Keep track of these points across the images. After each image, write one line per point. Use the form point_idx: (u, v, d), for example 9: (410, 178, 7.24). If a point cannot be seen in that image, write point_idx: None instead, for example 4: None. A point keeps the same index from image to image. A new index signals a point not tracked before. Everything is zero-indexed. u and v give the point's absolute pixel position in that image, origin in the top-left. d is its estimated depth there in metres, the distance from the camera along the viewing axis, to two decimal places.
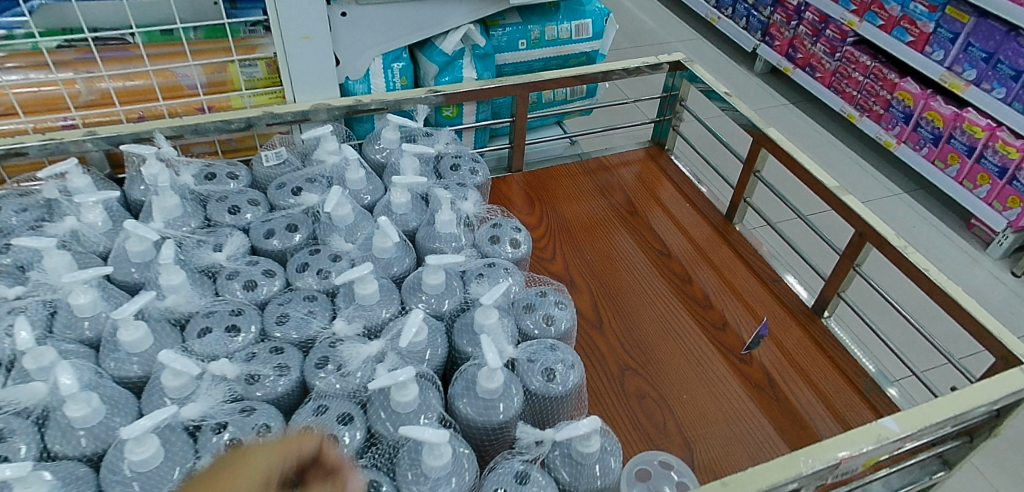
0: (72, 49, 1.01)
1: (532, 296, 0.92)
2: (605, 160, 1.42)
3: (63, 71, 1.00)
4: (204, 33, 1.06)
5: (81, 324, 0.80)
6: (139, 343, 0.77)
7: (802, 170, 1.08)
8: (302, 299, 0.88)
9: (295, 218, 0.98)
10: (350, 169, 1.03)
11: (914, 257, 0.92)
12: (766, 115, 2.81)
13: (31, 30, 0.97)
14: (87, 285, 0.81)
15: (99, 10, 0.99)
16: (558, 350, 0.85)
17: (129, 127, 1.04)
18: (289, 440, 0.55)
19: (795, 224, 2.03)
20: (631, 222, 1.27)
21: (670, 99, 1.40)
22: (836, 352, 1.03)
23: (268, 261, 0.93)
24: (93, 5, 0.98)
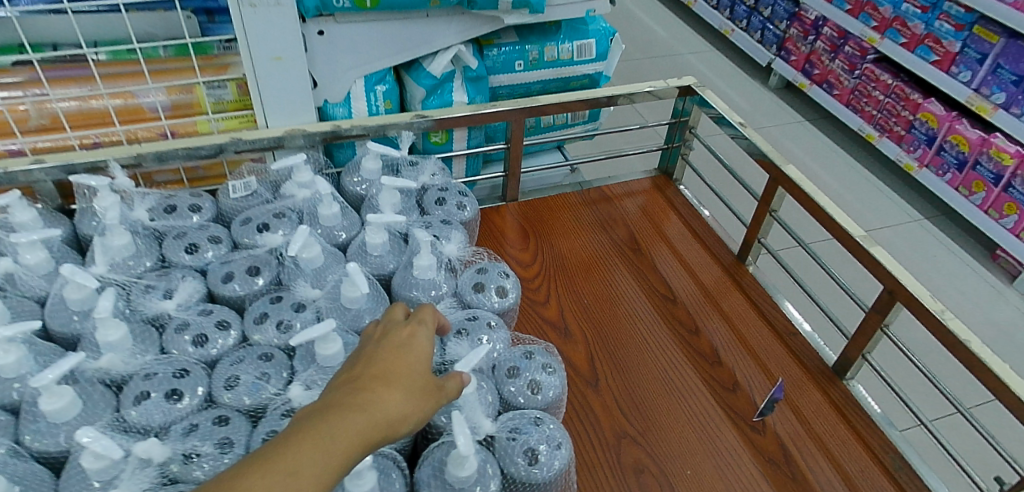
0: (25, 67, 0.92)
1: (518, 357, 0.82)
2: (607, 190, 1.32)
3: (8, 91, 0.91)
4: (172, 51, 0.96)
5: (6, 386, 0.71)
6: (63, 412, 0.69)
7: (825, 214, 0.97)
8: (256, 358, 0.78)
9: (258, 259, 0.88)
10: (322, 204, 0.93)
11: (953, 324, 0.80)
12: (781, 132, 2.69)
13: None
14: (12, 343, 0.71)
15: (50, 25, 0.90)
16: (543, 425, 0.74)
17: (82, 154, 0.95)
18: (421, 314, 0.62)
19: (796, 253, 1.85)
20: (634, 261, 1.16)
21: (680, 125, 1.29)
22: (860, 421, 0.92)
23: (223, 310, 0.84)
24: (41, 23, 0.89)
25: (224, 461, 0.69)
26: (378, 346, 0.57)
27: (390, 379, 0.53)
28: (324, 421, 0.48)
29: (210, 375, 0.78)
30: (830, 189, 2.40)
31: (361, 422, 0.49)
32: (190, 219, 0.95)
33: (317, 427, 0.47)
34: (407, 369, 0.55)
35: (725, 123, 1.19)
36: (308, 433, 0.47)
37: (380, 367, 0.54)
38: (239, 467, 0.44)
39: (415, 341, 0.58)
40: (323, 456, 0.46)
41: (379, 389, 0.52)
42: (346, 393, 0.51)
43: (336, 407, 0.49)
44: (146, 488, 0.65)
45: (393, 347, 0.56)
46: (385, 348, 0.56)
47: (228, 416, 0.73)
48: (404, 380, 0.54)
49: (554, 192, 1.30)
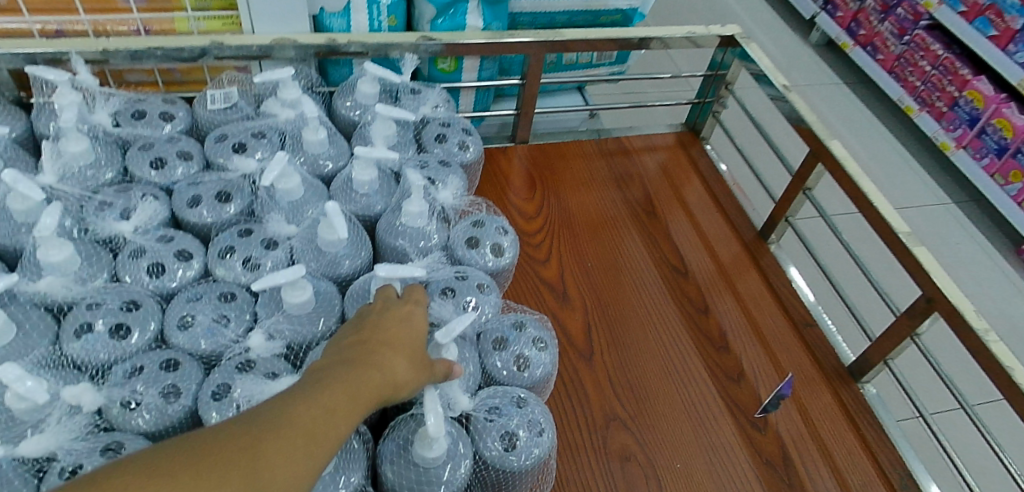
0: None
1: (507, 326, 0.73)
2: (626, 142, 1.20)
3: None
4: None
5: None
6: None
7: (866, 201, 0.87)
8: (215, 296, 0.68)
9: (230, 184, 0.78)
10: (307, 129, 0.83)
11: (996, 346, 0.71)
12: (815, 94, 2.53)
13: None
14: None
15: None
16: (526, 407, 0.67)
17: (40, 42, 0.83)
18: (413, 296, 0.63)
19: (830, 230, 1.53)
20: (646, 226, 1.07)
21: (716, 79, 1.16)
22: (870, 431, 0.85)
23: (186, 238, 0.73)
24: None
25: (168, 412, 0.60)
26: (379, 317, 0.57)
27: (396, 348, 0.54)
28: (339, 381, 0.48)
29: (164, 310, 0.68)
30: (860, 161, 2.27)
31: (372, 388, 0.50)
32: (160, 129, 0.84)
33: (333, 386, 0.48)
34: (407, 336, 0.56)
35: (765, 83, 1.06)
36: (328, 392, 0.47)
37: (386, 335, 0.55)
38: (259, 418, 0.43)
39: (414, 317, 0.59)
40: (342, 414, 0.46)
41: (387, 357, 0.53)
42: (356, 356, 0.52)
43: (347, 370, 0.50)
44: (79, 435, 0.57)
45: (394, 319, 0.57)
46: (387, 319, 0.57)
47: (177, 359, 0.63)
48: (409, 353, 0.55)
49: (569, 138, 1.19)
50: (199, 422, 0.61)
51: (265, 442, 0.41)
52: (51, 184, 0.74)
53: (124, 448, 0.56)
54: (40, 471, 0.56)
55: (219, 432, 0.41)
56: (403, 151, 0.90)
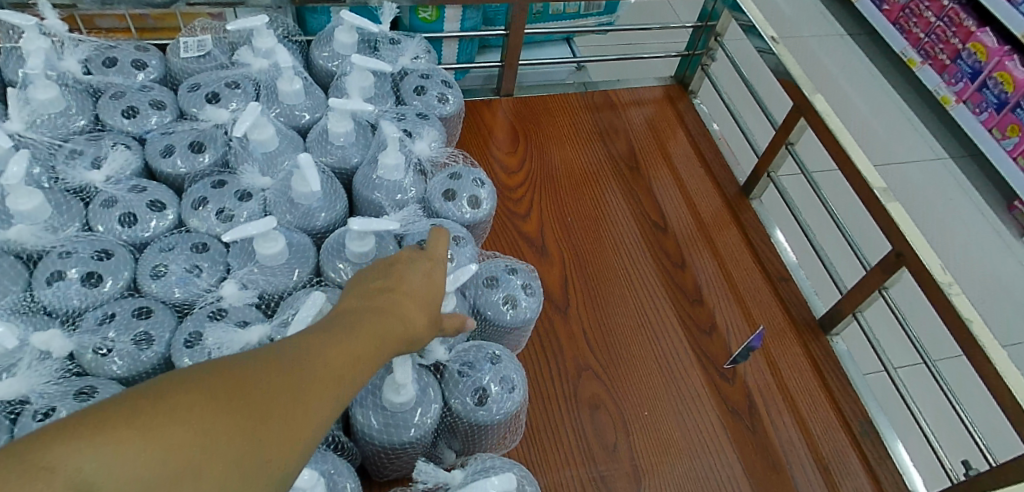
0: None
1: (500, 270, 0.75)
2: (614, 95, 1.19)
3: None
4: None
5: None
6: None
7: (845, 157, 0.86)
8: (187, 247, 0.69)
9: (203, 135, 0.78)
10: (282, 79, 0.82)
11: (959, 301, 0.72)
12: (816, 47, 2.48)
13: None
14: None
15: None
16: (501, 366, 0.67)
17: None
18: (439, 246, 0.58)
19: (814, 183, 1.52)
20: (628, 179, 1.06)
21: (706, 31, 1.14)
22: (836, 381, 0.86)
23: (159, 188, 0.73)
24: None
25: (141, 359, 0.61)
26: (404, 267, 0.54)
27: (414, 306, 0.52)
28: (355, 333, 0.46)
29: (137, 260, 0.68)
30: (858, 117, 2.24)
31: (387, 344, 0.48)
32: (133, 77, 0.83)
33: (347, 341, 0.45)
34: (428, 293, 0.53)
35: (753, 36, 1.04)
36: (340, 343, 0.44)
37: (404, 285, 0.53)
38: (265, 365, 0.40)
39: (435, 266, 0.56)
40: (357, 368, 0.44)
41: (403, 309, 0.50)
42: (371, 309, 0.49)
43: (361, 320, 0.47)
44: (51, 380, 0.58)
45: (418, 272, 0.54)
46: (412, 272, 0.54)
47: (149, 308, 0.64)
48: (426, 310, 0.52)
49: (556, 91, 1.18)
50: (172, 368, 0.63)
51: (272, 395, 0.39)
52: (22, 129, 0.74)
53: (97, 393, 0.58)
54: (13, 414, 0.57)
55: (224, 374, 0.38)
56: (382, 102, 0.89)
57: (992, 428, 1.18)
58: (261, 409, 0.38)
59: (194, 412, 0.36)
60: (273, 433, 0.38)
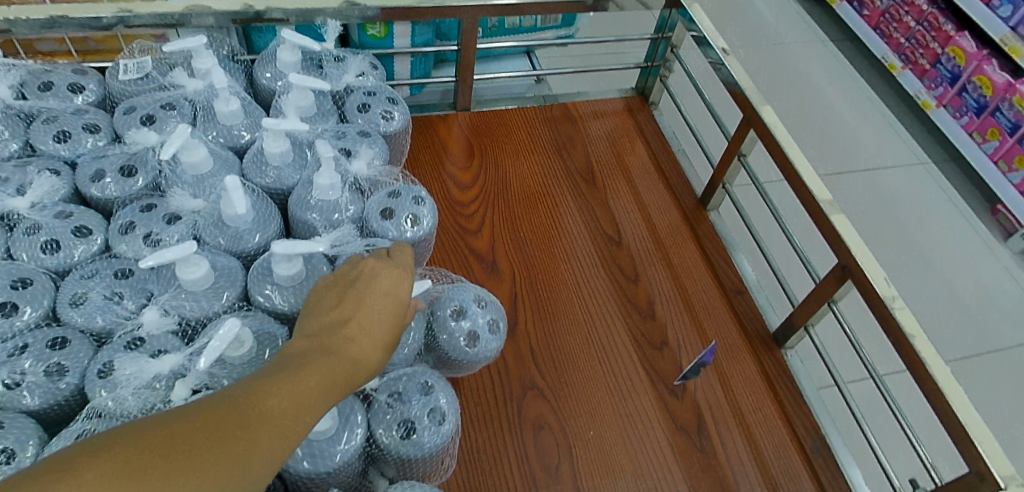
0: None
1: (467, 298, 0.73)
2: (572, 108, 1.18)
3: None
4: None
5: None
6: None
7: (792, 169, 0.85)
8: (110, 274, 0.67)
9: (135, 158, 0.77)
10: (218, 100, 0.81)
11: (901, 315, 0.71)
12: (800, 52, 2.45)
13: None
14: None
15: None
16: (432, 395, 0.66)
17: None
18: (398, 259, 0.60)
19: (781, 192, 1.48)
20: (585, 193, 1.05)
21: (663, 43, 1.13)
22: (789, 397, 0.85)
23: (87, 213, 0.72)
24: None
25: (54, 390, 0.60)
26: (362, 289, 0.55)
27: (368, 334, 0.52)
28: (311, 369, 0.47)
29: (59, 288, 0.67)
30: (840, 119, 2.20)
31: (344, 379, 0.49)
32: (70, 100, 0.83)
33: (304, 376, 0.46)
34: (385, 318, 0.54)
35: (706, 48, 1.03)
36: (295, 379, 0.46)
37: (359, 312, 0.53)
38: (222, 410, 0.42)
39: (392, 283, 0.57)
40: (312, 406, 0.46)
41: (358, 342, 0.51)
42: (326, 344, 0.50)
43: (317, 354, 0.49)
44: None
45: (376, 295, 0.55)
46: (369, 293, 0.55)
47: (65, 338, 0.63)
48: (382, 336, 0.53)
49: (515, 105, 1.17)
50: (88, 399, 0.61)
51: (230, 442, 0.41)
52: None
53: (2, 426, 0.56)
54: None
55: (187, 415, 0.41)
56: (324, 120, 0.88)
57: (940, 448, 1.16)
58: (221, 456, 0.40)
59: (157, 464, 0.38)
60: (238, 480, 0.40)
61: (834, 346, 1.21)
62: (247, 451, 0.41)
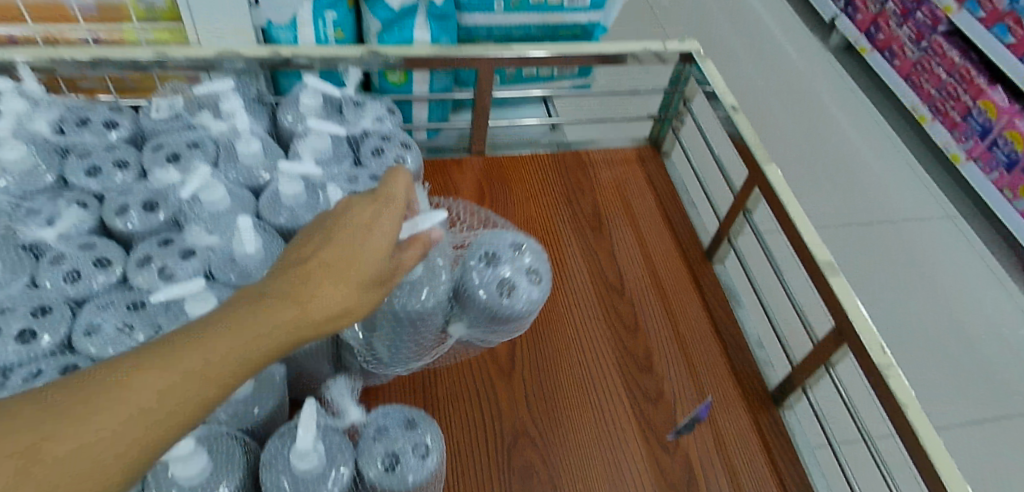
0: None
1: (503, 245, 0.76)
2: (585, 156, 1.20)
3: None
4: None
5: None
6: None
7: (793, 228, 0.86)
8: (123, 306, 0.71)
9: (157, 194, 0.81)
10: (241, 141, 0.85)
11: (893, 381, 0.71)
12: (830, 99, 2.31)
13: None
14: None
15: None
16: (417, 431, 0.68)
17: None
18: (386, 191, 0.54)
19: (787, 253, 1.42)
20: (591, 240, 1.07)
21: (677, 96, 1.15)
22: (783, 458, 0.84)
23: (108, 245, 0.76)
24: None
25: None
26: (337, 226, 0.50)
27: (334, 293, 0.47)
28: (247, 315, 0.43)
29: (76, 317, 0.71)
30: (867, 170, 2.08)
31: (294, 326, 0.45)
32: (104, 136, 0.87)
33: (243, 337, 0.42)
34: (359, 253, 0.49)
35: (716, 103, 1.05)
36: (228, 343, 0.42)
37: (325, 250, 0.48)
38: (139, 377, 0.39)
39: (377, 222, 0.51)
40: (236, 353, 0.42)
41: (320, 283, 0.46)
42: (280, 286, 0.46)
43: (265, 309, 0.44)
44: None
45: (353, 230, 0.50)
46: (346, 228, 0.50)
47: (77, 364, 0.66)
48: (358, 275, 0.48)
49: (528, 151, 1.20)
50: None
51: (145, 401, 0.38)
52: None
53: None
54: None
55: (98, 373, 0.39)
56: (339, 163, 0.91)
57: None
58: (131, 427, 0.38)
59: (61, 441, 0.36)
60: (137, 427, 0.38)
61: (837, 411, 1.19)
62: (160, 423, 0.39)
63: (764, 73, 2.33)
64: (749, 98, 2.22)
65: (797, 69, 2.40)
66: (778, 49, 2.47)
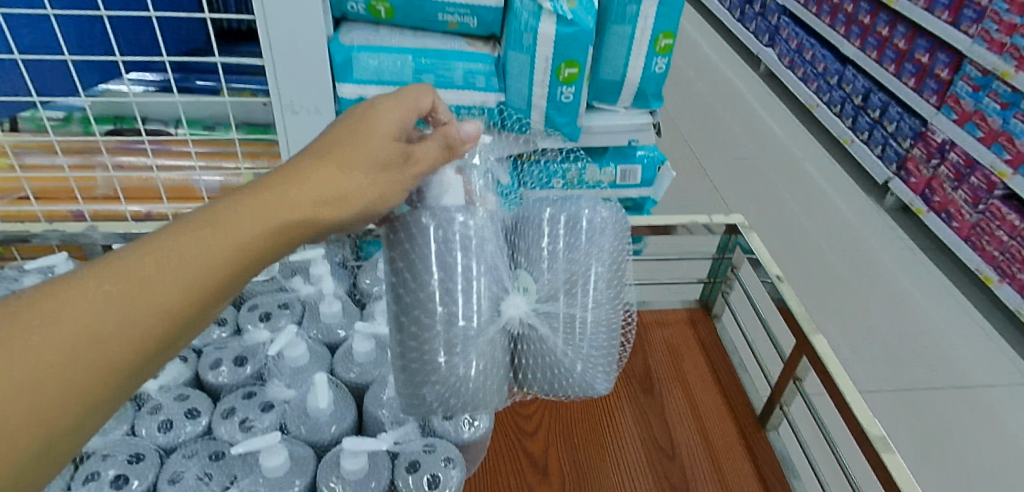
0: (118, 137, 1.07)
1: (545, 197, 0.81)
2: (637, 316, 1.25)
3: (78, 172, 1.04)
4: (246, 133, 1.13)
5: None
6: None
7: (844, 402, 0.87)
8: (206, 455, 0.78)
9: (247, 349, 0.91)
10: (324, 302, 0.96)
11: None
12: (891, 259, 2.31)
13: (87, 113, 1.04)
14: None
15: (155, 104, 1.07)
16: None
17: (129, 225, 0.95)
18: (407, 95, 0.62)
19: (840, 424, 1.40)
20: (642, 401, 1.09)
21: (725, 263, 1.20)
22: None
23: (199, 396, 0.85)
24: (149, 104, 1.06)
25: None
26: (344, 125, 0.56)
27: (312, 193, 0.50)
28: (250, 211, 0.47)
29: (164, 464, 0.78)
30: (937, 330, 2.03)
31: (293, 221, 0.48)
32: None
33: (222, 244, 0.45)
34: (367, 144, 0.55)
35: (761, 272, 1.09)
36: (193, 253, 0.43)
37: (337, 149, 0.54)
38: (93, 288, 0.40)
39: (385, 114, 0.58)
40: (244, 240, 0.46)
41: (317, 168, 0.52)
42: (276, 180, 0.50)
43: (234, 209, 0.46)
44: None
45: (360, 126, 0.56)
46: (361, 119, 0.57)
47: None
48: (367, 159, 0.55)
49: None
50: None
51: (152, 287, 0.41)
52: None
53: None
54: None
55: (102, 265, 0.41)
56: None
57: None
58: (97, 338, 0.39)
59: (37, 361, 0.37)
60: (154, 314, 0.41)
61: None
62: (150, 320, 0.41)
63: (821, 233, 2.38)
64: (808, 257, 2.25)
65: (854, 229, 2.44)
66: (834, 210, 2.52)
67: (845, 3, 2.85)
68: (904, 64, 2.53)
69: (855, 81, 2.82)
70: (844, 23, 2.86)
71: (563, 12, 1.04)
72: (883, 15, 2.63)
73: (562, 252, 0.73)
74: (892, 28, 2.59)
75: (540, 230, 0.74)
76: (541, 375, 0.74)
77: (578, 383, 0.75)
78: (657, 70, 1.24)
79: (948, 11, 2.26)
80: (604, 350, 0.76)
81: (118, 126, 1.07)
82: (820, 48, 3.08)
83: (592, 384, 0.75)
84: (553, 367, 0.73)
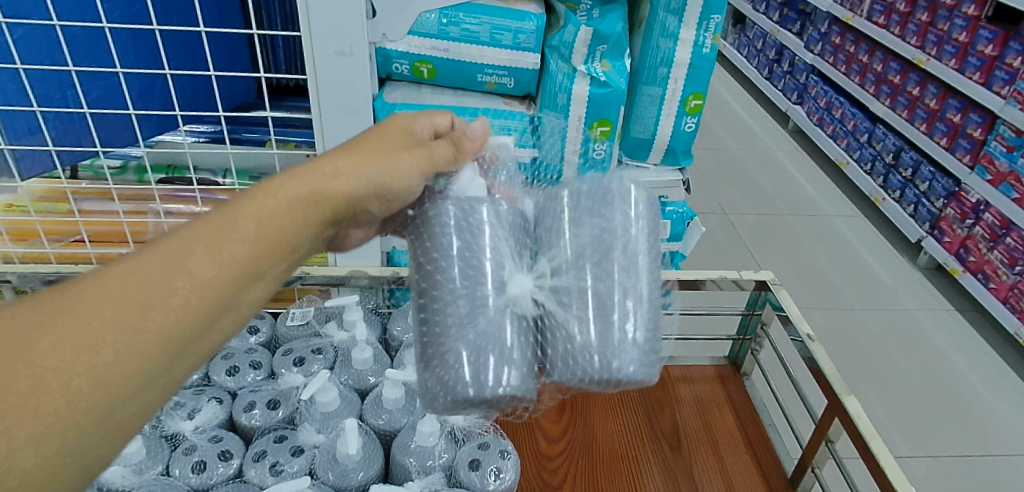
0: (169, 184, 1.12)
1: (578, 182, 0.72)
2: (664, 372, 1.24)
3: (131, 216, 1.08)
4: None
5: None
6: None
7: (878, 467, 0.85)
8: None
9: (280, 394, 0.93)
10: (356, 349, 0.98)
11: None
12: (926, 319, 2.26)
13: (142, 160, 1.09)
14: None
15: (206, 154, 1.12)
16: None
17: None
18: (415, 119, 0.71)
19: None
20: (670, 460, 1.07)
21: (755, 320, 1.19)
22: None
23: (232, 439, 0.87)
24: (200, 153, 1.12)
25: None
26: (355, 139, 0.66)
27: (322, 178, 0.59)
28: (271, 195, 0.55)
29: None
30: (976, 396, 1.97)
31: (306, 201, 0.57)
32: None
33: (242, 222, 0.52)
34: (372, 143, 0.64)
35: (791, 330, 1.08)
36: (227, 225, 0.51)
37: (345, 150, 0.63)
38: (149, 257, 0.47)
39: (388, 125, 0.67)
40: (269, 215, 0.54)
41: (327, 161, 0.61)
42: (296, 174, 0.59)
43: (260, 193, 0.55)
44: None
45: (367, 135, 0.65)
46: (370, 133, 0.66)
47: None
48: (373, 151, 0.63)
49: None
50: None
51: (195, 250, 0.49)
52: None
53: None
54: None
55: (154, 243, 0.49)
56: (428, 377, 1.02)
57: None
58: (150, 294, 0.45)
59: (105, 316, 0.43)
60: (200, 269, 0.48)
61: None
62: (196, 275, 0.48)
63: (853, 291, 2.35)
64: (840, 315, 2.22)
65: (888, 287, 2.40)
66: (866, 268, 2.49)
67: (875, 63, 2.88)
68: (935, 123, 2.53)
69: (886, 139, 2.82)
70: (874, 82, 2.88)
71: (596, 74, 1.13)
72: (913, 74, 2.65)
73: (576, 225, 0.65)
74: (922, 88, 2.60)
75: (557, 210, 0.66)
76: (566, 362, 0.61)
77: (602, 366, 0.60)
78: (687, 128, 1.28)
79: (979, 72, 2.27)
80: (641, 324, 0.62)
81: (170, 175, 1.13)
82: (850, 106, 3.10)
83: (616, 364, 0.60)
84: (577, 342, 0.61)
